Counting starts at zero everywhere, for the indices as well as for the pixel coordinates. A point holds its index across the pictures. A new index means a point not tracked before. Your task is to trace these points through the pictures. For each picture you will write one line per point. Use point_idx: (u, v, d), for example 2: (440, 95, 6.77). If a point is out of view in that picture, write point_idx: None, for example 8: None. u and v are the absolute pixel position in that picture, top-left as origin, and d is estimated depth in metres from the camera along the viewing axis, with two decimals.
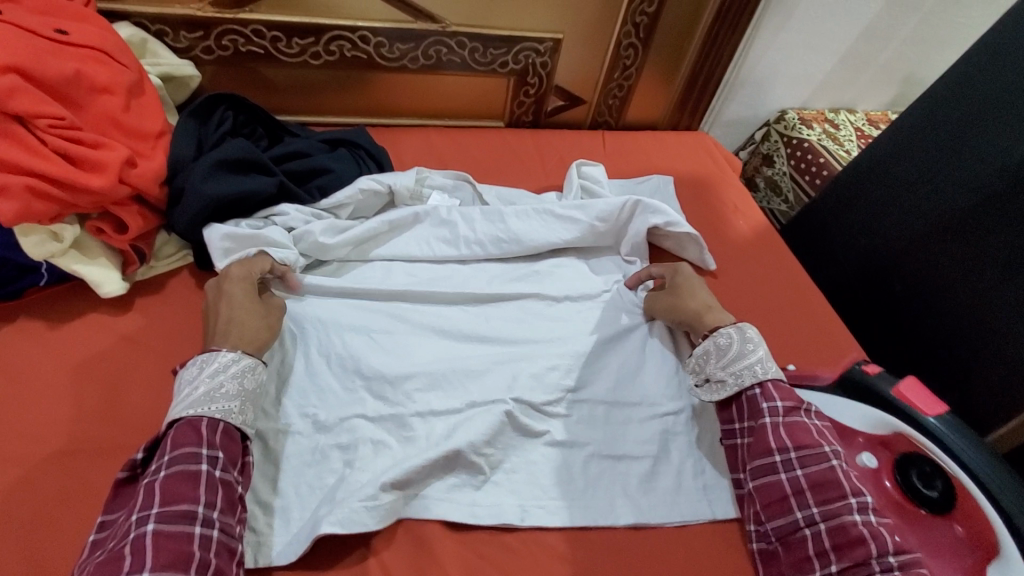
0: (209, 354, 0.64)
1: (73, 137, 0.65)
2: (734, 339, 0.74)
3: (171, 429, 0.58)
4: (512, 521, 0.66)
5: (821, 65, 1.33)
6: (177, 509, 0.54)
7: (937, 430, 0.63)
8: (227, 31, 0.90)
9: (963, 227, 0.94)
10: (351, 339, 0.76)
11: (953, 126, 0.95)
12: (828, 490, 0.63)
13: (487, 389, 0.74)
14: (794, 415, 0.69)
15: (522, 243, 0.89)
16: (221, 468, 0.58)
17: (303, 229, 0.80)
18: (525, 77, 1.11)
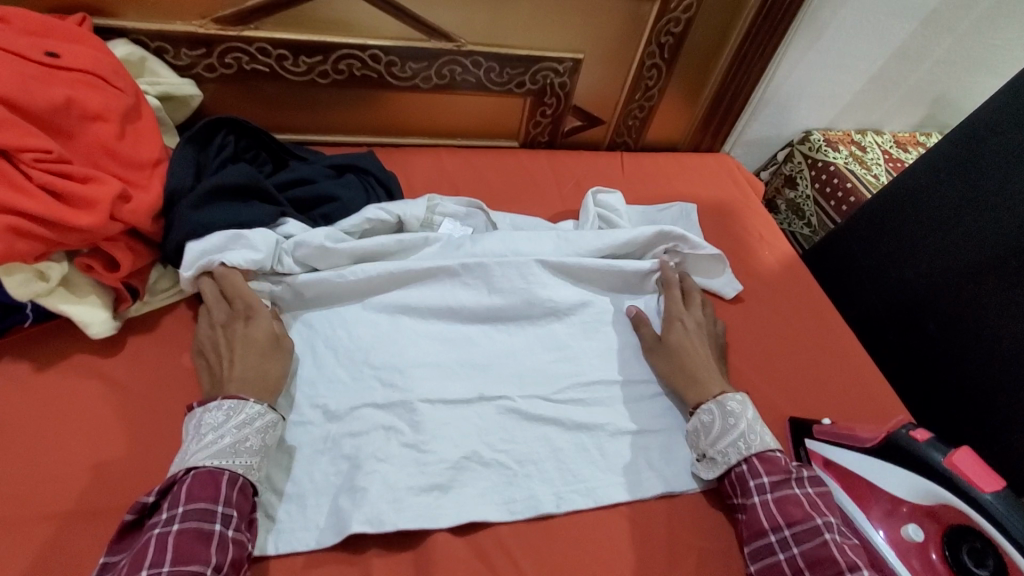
0: (237, 402, 0.59)
1: (62, 171, 0.61)
2: (716, 417, 0.70)
3: (191, 477, 0.54)
4: (549, 508, 0.65)
5: (849, 86, 1.28)
6: (187, 571, 0.49)
7: (994, 509, 0.55)
8: (231, 49, 0.86)
9: (1006, 267, 0.87)
10: (358, 331, 0.75)
11: (999, 160, 0.89)
12: (828, 568, 0.58)
13: (500, 440, 0.69)
14: (782, 488, 0.64)
15: (540, 271, 0.83)
16: (233, 528, 0.54)
17: (300, 237, 0.75)
18: (542, 97, 1.06)
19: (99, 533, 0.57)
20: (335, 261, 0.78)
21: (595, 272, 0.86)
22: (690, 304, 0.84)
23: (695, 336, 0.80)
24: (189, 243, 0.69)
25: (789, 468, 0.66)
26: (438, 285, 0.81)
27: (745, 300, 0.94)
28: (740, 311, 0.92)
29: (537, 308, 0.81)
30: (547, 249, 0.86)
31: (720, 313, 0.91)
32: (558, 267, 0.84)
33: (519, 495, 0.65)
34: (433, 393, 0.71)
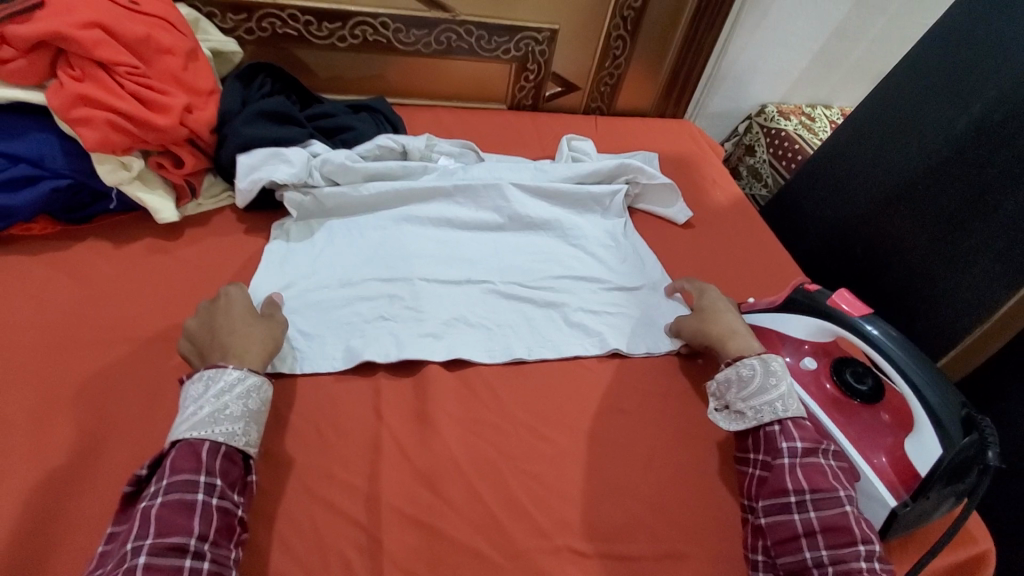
0: (215, 370, 0.63)
1: (145, 84, 0.79)
2: (757, 372, 0.71)
3: (173, 451, 0.57)
4: (522, 355, 0.81)
5: (797, 62, 1.46)
6: (169, 541, 0.52)
7: (877, 339, 0.68)
8: (267, 15, 1.05)
9: (914, 191, 1.02)
10: (368, 231, 0.92)
11: (908, 104, 1.04)
12: (843, 535, 0.60)
13: (483, 310, 0.85)
14: (812, 456, 0.66)
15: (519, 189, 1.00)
16: (216, 495, 0.56)
17: (325, 155, 0.91)
18: (525, 63, 1.25)
19: (167, 356, 0.73)
20: (353, 178, 0.94)
21: (567, 194, 1.02)
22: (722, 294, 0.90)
23: (728, 308, 0.83)
24: (239, 156, 0.86)
25: (821, 440, 0.68)
26: (436, 201, 0.98)
27: (697, 225, 1.11)
28: (692, 232, 1.09)
29: (518, 223, 0.98)
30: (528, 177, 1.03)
31: (674, 234, 1.08)
32: (535, 190, 1.01)
33: (497, 344, 0.82)
34: (430, 275, 0.87)
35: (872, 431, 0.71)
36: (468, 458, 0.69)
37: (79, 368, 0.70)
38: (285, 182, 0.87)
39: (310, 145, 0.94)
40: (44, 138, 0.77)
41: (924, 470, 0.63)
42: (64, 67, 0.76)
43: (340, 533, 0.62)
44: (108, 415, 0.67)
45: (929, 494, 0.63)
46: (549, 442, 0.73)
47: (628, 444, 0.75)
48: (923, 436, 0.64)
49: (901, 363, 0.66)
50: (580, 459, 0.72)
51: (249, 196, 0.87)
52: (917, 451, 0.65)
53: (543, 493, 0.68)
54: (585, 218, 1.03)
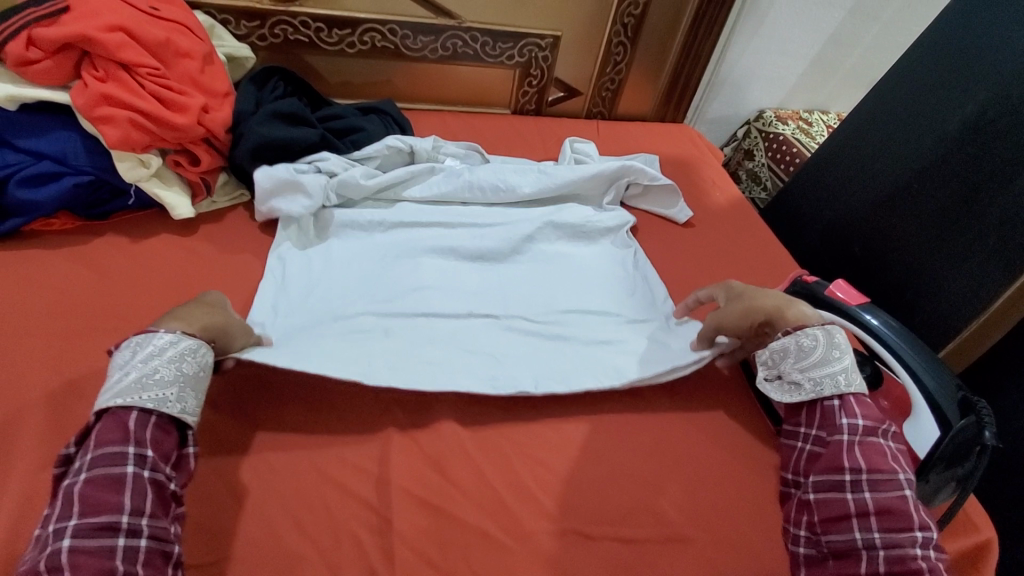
0: (144, 335, 0.61)
1: (164, 84, 0.82)
2: (819, 343, 0.69)
3: (97, 423, 0.56)
4: (528, 388, 0.76)
5: (793, 69, 1.50)
6: (96, 521, 0.51)
7: (879, 329, 0.70)
8: (280, 22, 1.09)
9: (910, 190, 1.04)
10: (374, 237, 0.93)
11: (901, 107, 1.07)
12: (898, 520, 0.60)
13: (485, 343, 0.81)
14: (871, 436, 0.65)
15: (515, 191, 1.04)
16: (145, 467, 0.55)
17: (343, 175, 0.93)
18: (529, 69, 1.29)
19: None
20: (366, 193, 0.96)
21: (571, 225, 1.01)
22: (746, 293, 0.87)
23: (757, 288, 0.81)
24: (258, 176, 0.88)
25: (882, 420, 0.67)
26: (433, 210, 1.00)
27: (697, 224, 1.13)
28: (693, 231, 1.11)
29: (518, 227, 0.99)
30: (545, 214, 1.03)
31: (674, 233, 1.10)
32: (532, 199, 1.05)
33: (502, 376, 0.76)
34: (429, 309, 0.83)
35: None
36: (476, 444, 0.71)
37: (96, 355, 0.72)
38: (295, 214, 0.89)
39: (321, 153, 0.95)
40: (68, 137, 0.80)
41: (925, 452, 0.64)
42: (87, 69, 0.79)
43: (351, 514, 0.64)
44: None
45: (928, 478, 0.64)
46: (553, 429, 0.75)
47: (632, 430, 0.76)
48: (919, 418, 0.66)
49: (898, 348, 0.68)
50: (584, 445, 0.74)
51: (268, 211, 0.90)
52: (916, 435, 0.66)
53: (550, 477, 0.70)
54: (589, 248, 1.01)
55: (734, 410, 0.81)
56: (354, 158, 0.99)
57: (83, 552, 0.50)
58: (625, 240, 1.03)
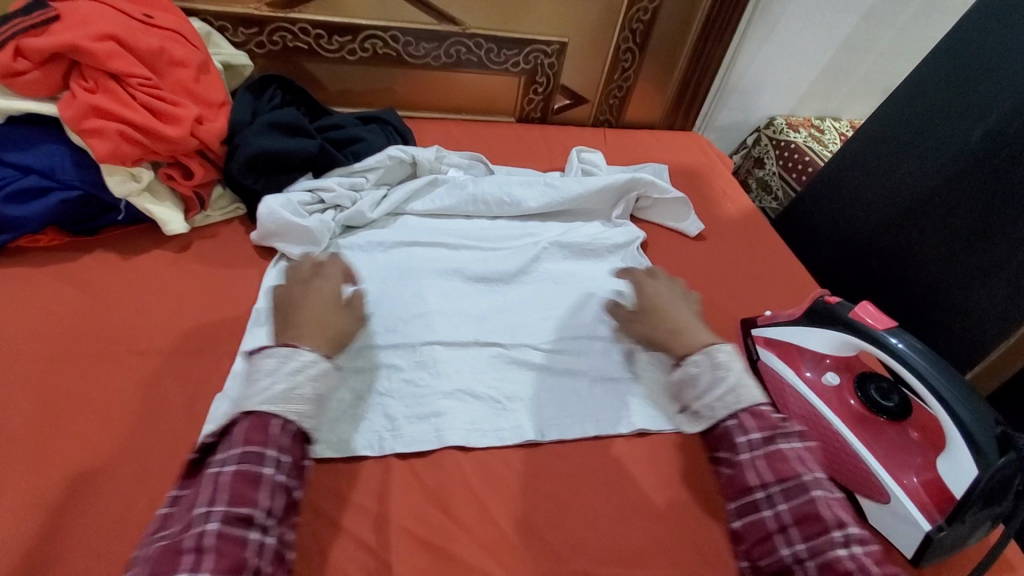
0: (290, 350, 0.59)
1: (157, 95, 0.79)
2: (704, 368, 0.65)
3: (242, 422, 0.55)
4: (534, 436, 0.72)
5: (805, 75, 1.46)
6: (239, 512, 0.51)
7: (903, 352, 0.65)
8: (278, 29, 1.06)
9: (930, 204, 1.00)
10: (375, 252, 0.89)
11: (919, 118, 1.03)
12: (816, 525, 0.56)
13: (489, 379, 0.77)
14: (772, 443, 0.60)
15: (521, 206, 1.01)
16: (282, 472, 0.55)
17: (354, 208, 0.90)
18: (534, 76, 1.26)
19: (170, 369, 0.71)
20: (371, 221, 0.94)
21: (580, 245, 0.97)
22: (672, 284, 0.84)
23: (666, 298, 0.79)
24: (260, 214, 0.83)
25: (781, 421, 0.62)
26: (440, 223, 0.98)
27: (709, 237, 1.09)
28: (705, 245, 1.07)
29: (522, 245, 0.96)
30: (553, 233, 1.00)
31: (686, 247, 1.06)
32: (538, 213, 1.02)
33: (507, 423, 0.73)
34: (432, 336, 0.79)
35: (902, 449, 0.68)
36: (481, 477, 0.68)
37: (81, 380, 0.68)
38: (299, 258, 0.85)
39: (326, 182, 0.91)
40: (56, 150, 0.77)
41: (960, 493, 0.60)
42: (77, 79, 0.76)
43: (346, 556, 0.60)
44: (112, 429, 0.65)
45: (964, 518, 0.60)
46: (560, 460, 0.71)
47: (643, 459, 0.73)
48: (953, 455, 0.62)
49: (932, 381, 0.63)
50: (593, 478, 0.70)
51: (268, 233, 0.85)
52: (951, 471, 0.62)
53: (558, 513, 0.66)
54: (597, 266, 0.97)
55: None
56: (354, 170, 0.96)
57: (226, 541, 0.49)
58: (636, 258, 0.99)
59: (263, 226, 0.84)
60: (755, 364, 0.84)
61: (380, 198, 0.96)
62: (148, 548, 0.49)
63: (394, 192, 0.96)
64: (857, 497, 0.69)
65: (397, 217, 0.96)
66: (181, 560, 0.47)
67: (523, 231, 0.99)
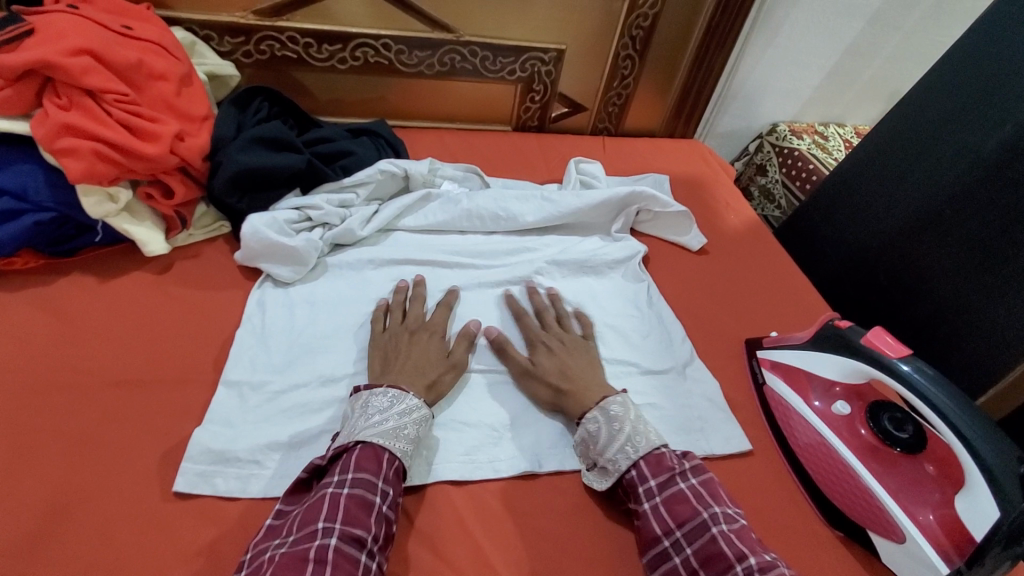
0: (400, 392, 0.66)
1: (134, 111, 0.75)
2: (601, 423, 0.68)
3: (359, 451, 0.60)
4: (532, 468, 0.69)
5: (809, 81, 1.42)
6: (353, 533, 0.54)
7: (915, 381, 0.62)
8: (266, 37, 1.02)
9: (942, 216, 0.97)
10: (366, 271, 0.86)
11: (929, 127, 0.99)
12: (718, 562, 0.57)
13: (483, 407, 0.74)
14: (669, 487, 0.63)
15: (516, 221, 0.97)
16: (388, 504, 0.59)
17: (343, 226, 0.87)
18: (531, 85, 1.22)
19: (146, 400, 0.68)
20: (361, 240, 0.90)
21: (577, 263, 0.94)
22: (568, 329, 0.82)
23: (558, 350, 0.78)
24: (242, 234, 0.79)
25: (676, 464, 0.65)
26: (433, 239, 0.95)
27: (711, 251, 1.06)
28: (707, 259, 1.04)
29: (518, 262, 0.93)
30: (550, 249, 0.96)
31: (687, 262, 1.03)
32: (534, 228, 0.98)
33: (503, 455, 0.70)
34: None
35: (917, 484, 0.65)
36: (474, 515, 0.65)
37: (52, 411, 0.65)
38: (286, 280, 0.82)
39: (313, 200, 0.87)
40: (29, 170, 0.74)
41: (981, 535, 0.57)
42: (50, 96, 0.72)
43: None
44: (83, 466, 0.61)
45: (984, 562, 0.56)
46: (556, 495, 0.68)
47: None
48: (974, 494, 0.59)
49: (950, 414, 0.59)
50: (591, 514, 0.67)
51: (252, 254, 0.81)
52: (970, 511, 0.59)
53: (554, 552, 0.63)
54: (597, 283, 0.94)
55: (757, 471, 0.74)
56: (343, 185, 0.92)
57: (342, 555, 0.53)
58: (637, 274, 0.96)
59: (247, 246, 0.80)
60: (762, 388, 0.81)
61: (371, 215, 0.92)
62: (269, 552, 0.53)
63: (385, 208, 0.93)
64: (869, 533, 0.66)
65: (388, 233, 0.93)
66: (306, 566, 0.51)
67: (519, 246, 0.96)
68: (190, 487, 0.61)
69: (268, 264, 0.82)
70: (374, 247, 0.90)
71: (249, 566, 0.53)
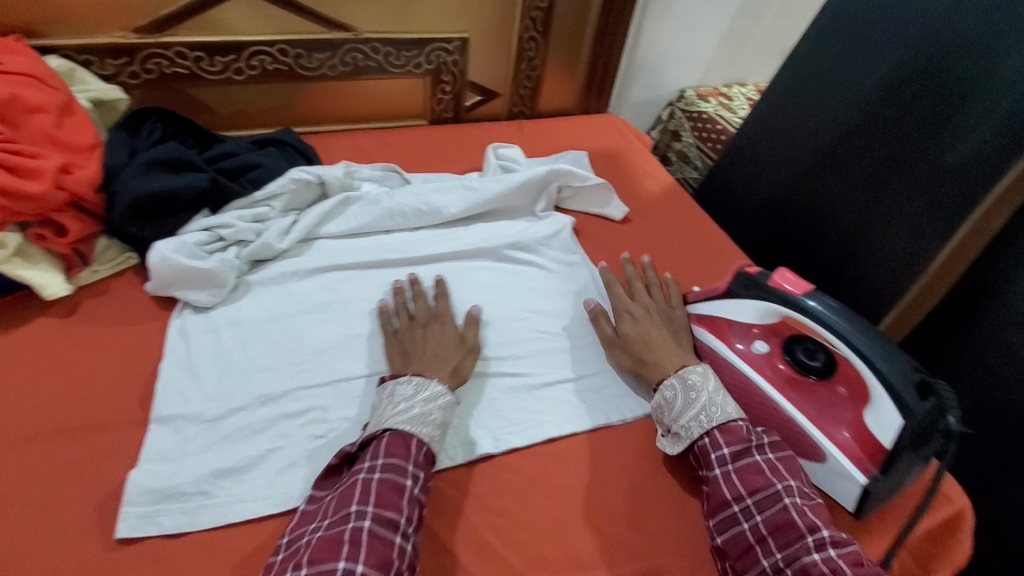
0: (423, 378, 0.67)
1: (11, 149, 0.72)
2: (677, 391, 0.71)
3: (388, 438, 0.61)
4: (487, 449, 0.70)
5: (708, 46, 1.48)
6: (386, 515, 0.55)
7: (817, 312, 0.67)
8: (152, 55, 0.98)
9: (837, 156, 1.04)
10: (291, 283, 0.84)
11: (815, 76, 1.06)
12: (789, 531, 0.59)
13: None
14: (743, 457, 0.65)
15: (440, 212, 0.97)
16: (420, 488, 0.60)
17: (259, 241, 0.84)
18: (439, 76, 1.22)
19: (68, 450, 0.64)
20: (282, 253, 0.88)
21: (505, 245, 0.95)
22: (656, 298, 0.86)
23: (646, 319, 0.81)
24: (150, 260, 0.76)
25: (751, 437, 0.67)
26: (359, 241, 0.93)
27: (634, 218, 1.09)
28: (630, 227, 1.07)
29: (446, 254, 0.92)
30: (478, 236, 0.97)
31: (613, 231, 1.06)
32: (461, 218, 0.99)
33: (458, 442, 0.70)
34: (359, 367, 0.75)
35: (832, 407, 0.70)
36: (429, 507, 0.65)
37: None
38: (204, 304, 0.79)
39: (222, 218, 0.84)
40: None
41: (889, 442, 0.63)
42: None
43: None
44: (5, 532, 0.58)
45: (897, 465, 0.63)
46: (509, 474, 0.69)
47: (591, 458, 0.72)
48: (879, 408, 0.64)
49: (851, 337, 0.64)
50: (545, 487, 0.68)
51: (165, 282, 0.78)
52: (876, 423, 0.64)
53: (512, 529, 0.64)
54: (533, 261, 0.95)
55: None
56: (255, 199, 0.89)
57: (376, 537, 0.54)
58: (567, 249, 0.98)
59: (157, 275, 0.77)
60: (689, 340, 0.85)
61: (288, 225, 0.89)
62: (307, 536, 0.55)
63: (303, 216, 0.91)
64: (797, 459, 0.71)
65: (311, 242, 0.91)
66: (342, 548, 0.53)
67: (448, 238, 0.96)
68: (134, 531, 0.59)
69: (184, 292, 0.79)
70: (297, 258, 0.88)
71: (287, 548, 0.56)
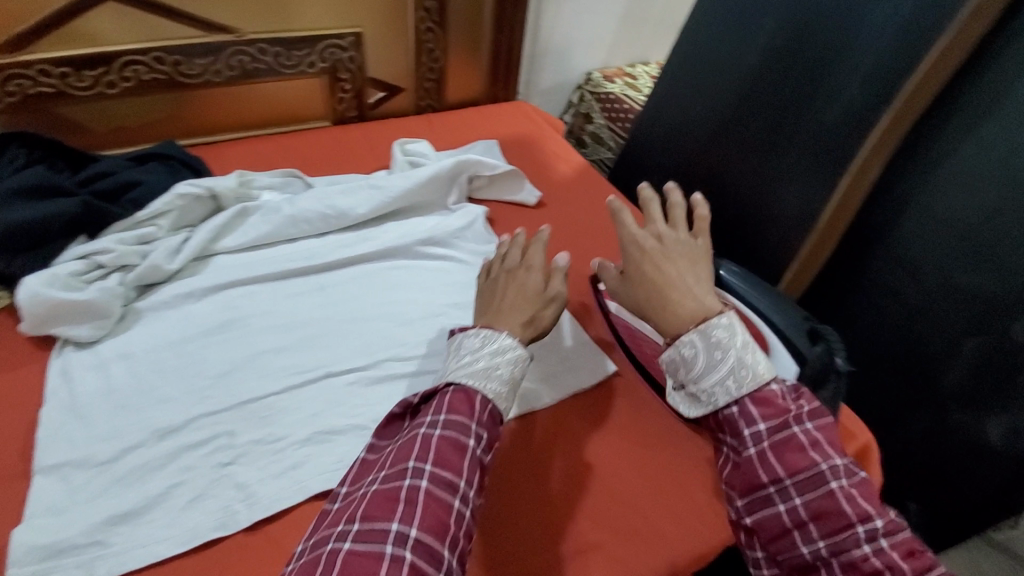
0: (491, 331, 0.64)
1: None
2: (699, 350, 0.61)
3: (456, 391, 0.58)
4: None
5: (608, 28, 1.51)
6: (445, 476, 0.52)
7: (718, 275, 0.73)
8: (11, 76, 0.89)
9: (732, 124, 1.08)
10: (187, 306, 0.79)
11: (704, 50, 1.10)
12: (835, 520, 0.53)
13: (351, 408, 0.72)
14: (781, 433, 0.57)
15: (346, 215, 0.93)
16: (482, 449, 0.56)
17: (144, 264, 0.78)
18: (337, 74, 1.17)
19: None
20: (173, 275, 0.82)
21: (415, 242, 0.93)
22: (677, 227, 0.73)
23: (659, 253, 0.70)
24: (19, 295, 0.70)
25: (789, 407, 0.59)
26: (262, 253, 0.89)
27: (547, 202, 1.10)
28: (544, 211, 1.08)
29: (355, 256, 0.90)
30: (389, 234, 0.94)
31: (527, 217, 1.06)
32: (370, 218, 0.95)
33: None
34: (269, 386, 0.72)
35: None
36: None
37: None
38: (86, 339, 0.73)
39: (99, 244, 0.78)
40: None
41: None
42: None
43: None
44: None
45: None
46: None
47: (518, 446, 0.72)
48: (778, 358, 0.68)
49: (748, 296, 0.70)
50: None
51: (39, 319, 0.71)
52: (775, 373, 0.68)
53: None
54: (448, 256, 0.94)
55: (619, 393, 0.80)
56: (138, 220, 0.83)
57: (432, 498, 0.51)
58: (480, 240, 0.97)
59: (30, 313, 0.71)
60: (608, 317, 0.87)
61: (180, 244, 0.84)
62: (362, 490, 0.53)
63: (195, 232, 0.85)
64: None
65: (207, 260, 0.85)
66: (397, 506, 0.50)
67: (358, 240, 0.92)
68: None
69: (63, 328, 0.72)
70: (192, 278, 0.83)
71: (342, 499, 0.54)
